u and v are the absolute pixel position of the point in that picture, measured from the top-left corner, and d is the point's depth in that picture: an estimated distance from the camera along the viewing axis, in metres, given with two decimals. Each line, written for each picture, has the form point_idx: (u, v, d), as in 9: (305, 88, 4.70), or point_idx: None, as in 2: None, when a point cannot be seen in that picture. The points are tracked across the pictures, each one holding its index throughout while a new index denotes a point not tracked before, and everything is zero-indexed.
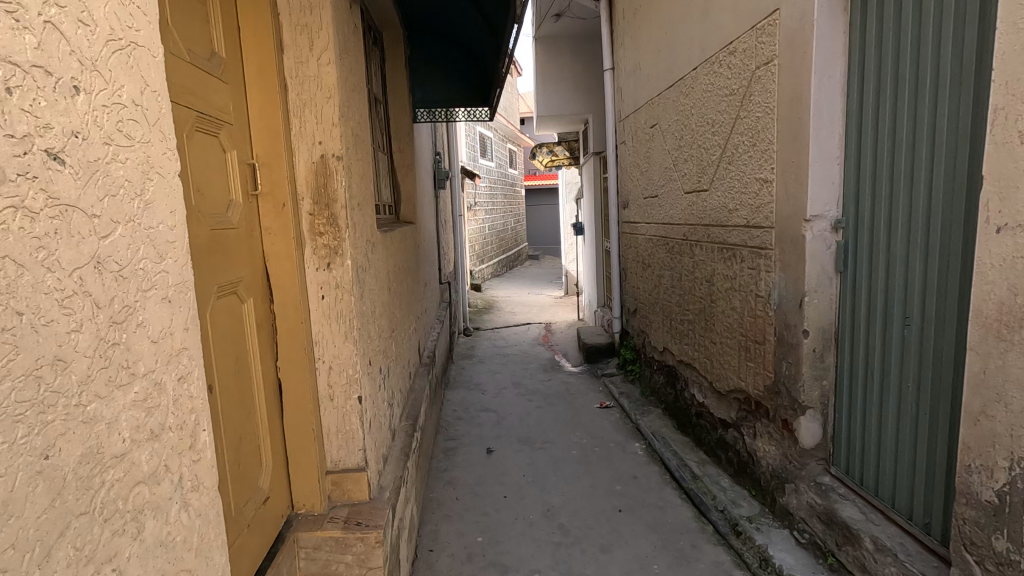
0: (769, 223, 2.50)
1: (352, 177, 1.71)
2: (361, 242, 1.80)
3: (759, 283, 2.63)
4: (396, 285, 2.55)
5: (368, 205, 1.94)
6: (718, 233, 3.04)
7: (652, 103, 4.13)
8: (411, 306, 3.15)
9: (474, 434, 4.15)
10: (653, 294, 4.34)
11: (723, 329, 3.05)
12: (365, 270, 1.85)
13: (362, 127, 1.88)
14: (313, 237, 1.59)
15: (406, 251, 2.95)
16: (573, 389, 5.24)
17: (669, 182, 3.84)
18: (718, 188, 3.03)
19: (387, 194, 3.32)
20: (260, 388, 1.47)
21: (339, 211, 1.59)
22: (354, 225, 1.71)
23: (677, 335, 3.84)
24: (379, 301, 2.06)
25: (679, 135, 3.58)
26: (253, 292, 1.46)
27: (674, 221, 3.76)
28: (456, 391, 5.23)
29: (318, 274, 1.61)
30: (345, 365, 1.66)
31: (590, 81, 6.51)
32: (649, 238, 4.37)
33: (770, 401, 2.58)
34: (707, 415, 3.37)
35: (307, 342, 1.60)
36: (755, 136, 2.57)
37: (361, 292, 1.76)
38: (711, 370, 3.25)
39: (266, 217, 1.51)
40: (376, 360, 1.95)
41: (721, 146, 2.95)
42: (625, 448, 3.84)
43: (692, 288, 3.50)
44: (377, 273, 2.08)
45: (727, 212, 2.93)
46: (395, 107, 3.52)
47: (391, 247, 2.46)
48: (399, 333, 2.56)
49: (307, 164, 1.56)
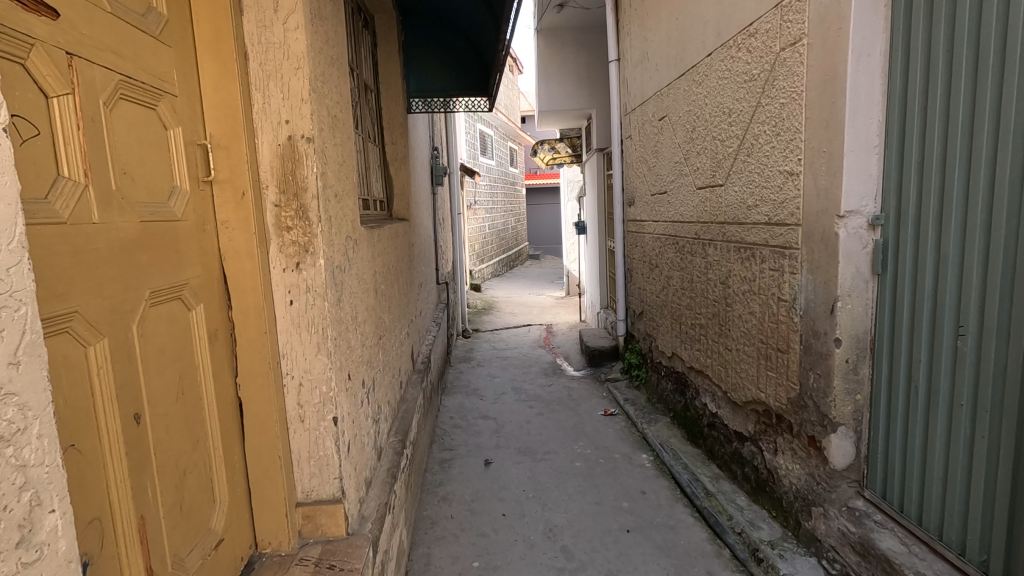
0: (795, 220, 2.27)
1: (328, 164, 1.48)
2: (340, 240, 1.58)
3: (782, 286, 2.41)
4: (385, 287, 2.33)
5: (349, 199, 1.72)
6: (735, 231, 2.82)
7: (660, 95, 3.91)
8: (403, 309, 2.92)
9: (471, 444, 3.92)
10: (661, 297, 4.11)
11: (740, 336, 2.83)
12: (345, 272, 1.62)
13: (342, 110, 1.66)
14: (280, 232, 1.37)
15: (396, 250, 2.73)
16: (575, 395, 5.01)
17: (679, 178, 3.62)
18: (735, 183, 2.80)
19: (378, 187, 3.10)
20: (214, 411, 1.24)
21: (310, 203, 1.36)
22: (331, 220, 1.48)
23: (687, 341, 3.61)
24: (362, 307, 1.84)
25: (691, 126, 3.36)
26: (205, 297, 1.23)
27: (685, 219, 3.53)
28: (453, 397, 4.99)
29: (286, 276, 1.39)
30: (318, 381, 1.43)
31: (593, 75, 6.30)
32: (657, 238, 4.14)
33: (794, 415, 2.35)
34: (721, 427, 3.15)
35: (273, 355, 1.38)
36: (778, 126, 2.35)
37: (338, 297, 1.53)
38: (726, 378, 3.03)
39: (222, 209, 1.29)
40: (357, 373, 1.72)
41: (738, 137, 2.72)
42: (632, 460, 3.62)
43: (705, 290, 3.27)
44: (360, 275, 1.85)
45: (745, 208, 2.71)
46: (388, 95, 3.30)
47: (378, 245, 2.23)
48: (388, 340, 2.34)
49: (272, 146, 1.34)
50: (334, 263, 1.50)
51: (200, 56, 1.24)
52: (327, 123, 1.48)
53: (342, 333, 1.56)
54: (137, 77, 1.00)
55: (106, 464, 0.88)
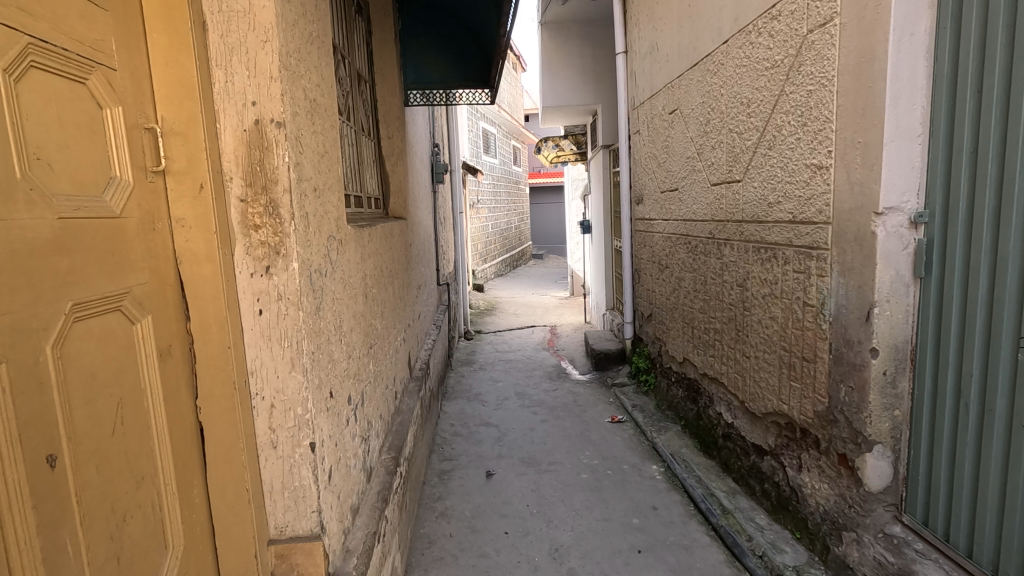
0: (823, 218, 2.08)
1: (305, 155, 1.30)
2: (320, 240, 1.39)
3: (808, 290, 2.21)
4: (377, 291, 2.15)
5: (332, 195, 1.54)
6: (754, 230, 2.63)
7: (671, 87, 3.72)
8: (399, 313, 2.74)
9: (472, 453, 3.73)
10: (671, 299, 3.92)
11: (760, 343, 2.63)
12: (327, 275, 1.44)
13: (323, 94, 1.48)
14: (246, 231, 1.19)
15: (391, 250, 2.55)
16: (581, 400, 4.83)
17: (692, 174, 3.43)
18: (754, 178, 2.61)
19: (373, 183, 2.93)
20: (166, 442, 1.06)
21: (281, 198, 1.18)
22: (308, 219, 1.30)
23: (700, 346, 3.42)
24: (347, 315, 1.65)
25: (705, 119, 3.17)
26: (154, 307, 1.05)
27: (699, 218, 3.34)
28: (454, 403, 4.81)
29: (254, 282, 1.20)
30: (292, 402, 1.25)
31: (599, 69, 6.11)
32: (667, 237, 3.95)
33: (822, 430, 2.16)
34: (737, 439, 2.96)
35: (240, 372, 1.20)
36: (806, 116, 2.16)
37: (318, 305, 1.35)
38: (743, 387, 2.84)
39: (177, 204, 1.10)
40: (341, 389, 1.54)
41: (759, 129, 2.53)
42: (641, 472, 3.44)
43: (720, 293, 3.08)
44: (346, 278, 1.67)
45: (766, 205, 2.52)
46: (384, 88, 3.13)
47: (369, 246, 2.05)
48: (380, 348, 2.16)
49: (236, 132, 1.15)
50: (313, 267, 1.32)
51: (147, 25, 1.06)
52: (304, 107, 1.30)
53: (323, 347, 1.38)
54: (55, 41, 0.83)
55: (1, 523, 0.71)
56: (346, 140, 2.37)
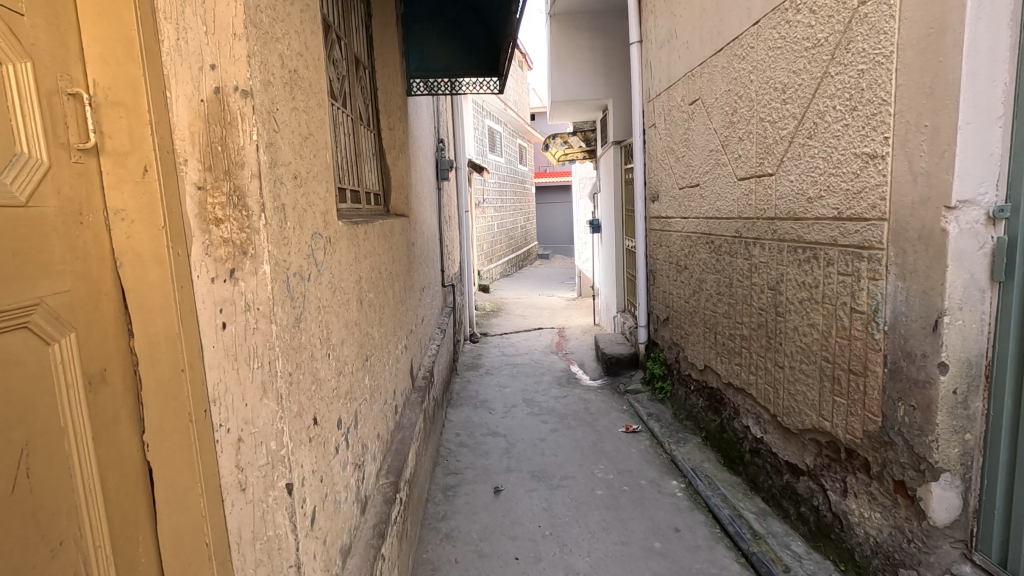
0: (878, 213, 1.84)
1: (281, 135, 1.08)
2: (302, 239, 1.17)
3: (857, 295, 1.97)
4: (374, 295, 1.93)
5: (318, 184, 1.31)
6: (790, 228, 2.40)
7: (691, 75, 3.49)
8: (400, 319, 2.52)
9: (478, 467, 3.51)
10: (691, 303, 3.68)
11: (796, 352, 2.39)
12: (311, 280, 1.22)
13: (305, 65, 1.25)
14: (205, 226, 0.96)
15: (391, 251, 2.33)
16: (592, 408, 4.59)
17: (715, 167, 3.19)
18: (790, 171, 2.38)
19: (372, 178, 2.71)
20: (97, 494, 0.84)
21: (247, 185, 0.96)
22: (286, 211, 1.08)
23: (724, 353, 3.18)
24: (337, 324, 1.43)
25: (730, 108, 2.94)
26: (85, 322, 0.83)
27: (723, 215, 3.11)
28: (459, 410, 4.58)
29: (215, 289, 0.97)
30: (264, 435, 1.03)
31: (610, 62, 5.87)
32: (686, 236, 3.71)
33: (874, 452, 1.93)
34: (768, 455, 2.72)
35: (199, 401, 0.97)
36: (857, 99, 1.92)
37: (298, 316, 1.13)
38: (775, 400, 2.60)
39: (115, 190, 0.87)
40: (329, 414, 1.32)
41: (797, 116, 2.29)
42: (661, 489, 3.21)
43: (747, 297, 2.84)
44: (336, 283, 1.45)
45: (805, 200, 2.28)
46: (384, 74, 2.91)
47: (365, 245, 1.84)
48: (377, 359, 1.93)
49: (190, 102, 0.93)
50: (292, 271, 1.10)
51: None
52: (279, 77, 1.08)
53: (305, 366, 1.16)
54: None
55: None
56: (341, 128, 2.15)
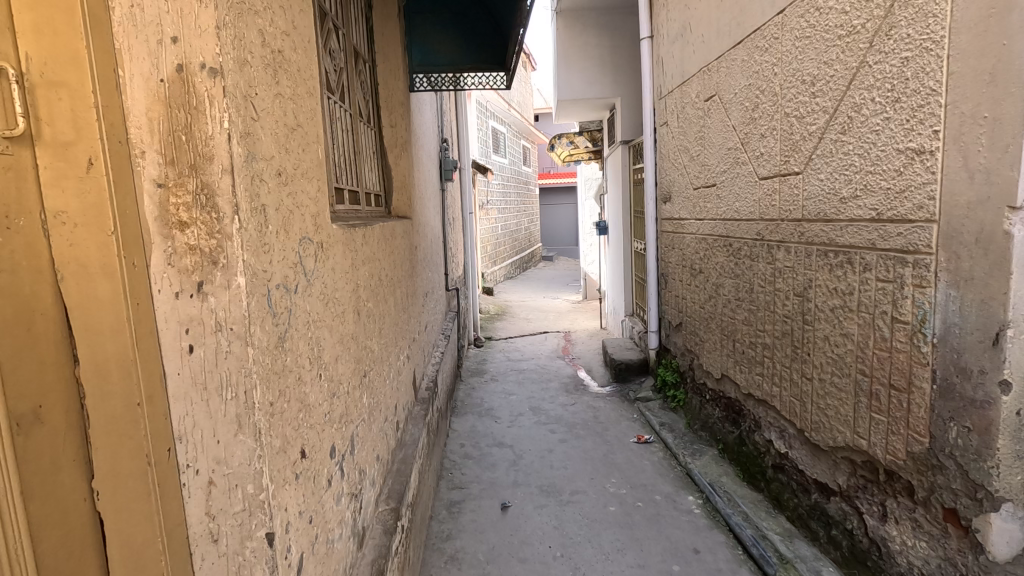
0: (926, 215, 1.68)
1: (262, 123, 0.93)
2: (287, 244, 1.02)
3: (900, 303, 1.81)
4: (373, 305, 1.78)
5: (308, 183, 1.16)
6: (819, 231, 2.24)
7: (707, 70, 3.33)
8: (402, 328, 2.37)
9: (485, 481, 3.34)
10: (707, 308, 3.52)
11: (826, 364, 2.23)
12: (297, 293, 1.06)
13: (293, 46, 1.10)
14: (167, 232, 0.80)
15: (392, 256, 2.17)
16: (602, 417, 4.43)
17: (734, 166, 3.03)
18: (819, 169, 2.22)
19: (373, 177, 2.56)
20: (27, 562, 0.68)
21: (218, 181, 0.81)
22: (267, 212, 0.93)
23: (744, 362, 3.02)
24: (330, 339, 1.27)
25: (751, 103, 2.78)
26: (12, 350, 0.67)
27: (743, 217, 2.94)
28: (463, 419, 4.42)
29: (180, 306, 0.82)
30: (240, 478, 0.87)
31: (618, 59, 5.71)
32: (702, 238, 3.55)
33: (920, 476, 1.76)
34: (793, 472, 2.56)
35: (161, 440, 0.81)
36: (900, 90, 1.76)
37: (282, 335, 0.97)
38: (802, 413, 2.43)
39: (54, 188, 0.72)
40: (320, 443, 1.16)
41: (828, 110, 2.13)
42: (677, 505, 3.04)
43: (770, 303, 2.68)
44: (329, 294, 1.28)
45: (837, 200, 2.12)
46: (385, 69, 2.76)
47: (364, 250, 1.68)
48: (376, 374, 1.77)
49: (148, 83, 0.77)
50: (273, 283, 0.94)
51: None
52: (262, 57, 0.93)
53: (289, 391, 1.00)
54: None
55: None
56: (337, 124, 2.00)
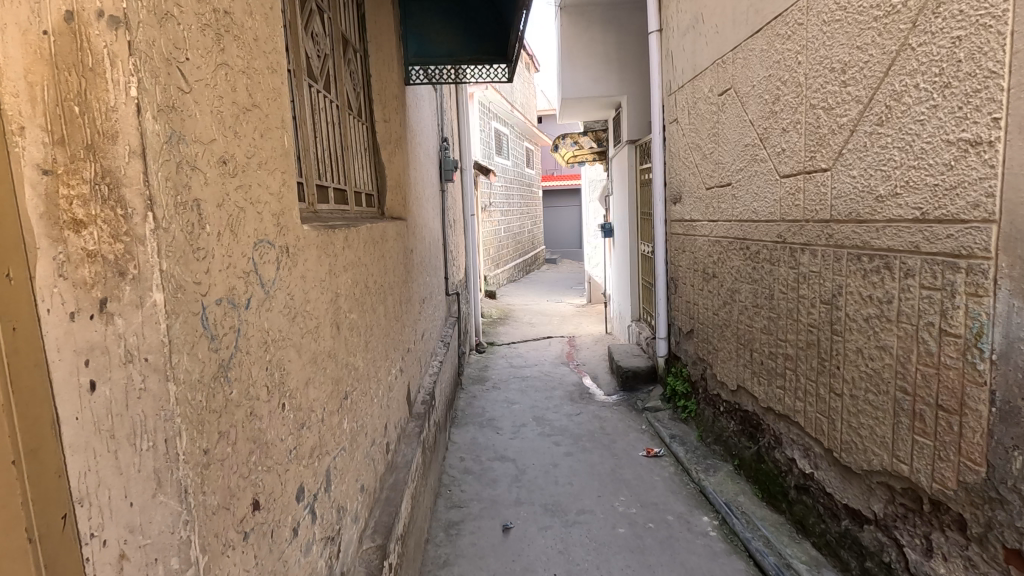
0: (983, 215, 1.49)
1: (196, 97, 0.74)
2: (232, 248, 0.82)
3: (950, 314, 1.61)
4: (358, 316, 1.59)
5: (267, 176, 0.97)
6: (850, 232, 2.04)
7: (721, 63, 3.14)
8: (394, 338, 2.18)
9: (485, 499, 3.14)
10: (721, 315, 3.31)
11: (859, 380, 2.03)
12: (249, 309, 0.87)
13: (247, 10, 0.92)
14: (58, 233, 0.61)
15: (382, 260, 1.98)
16: (609, 428, 4.22)
17: (751, 164, 2.83)
18: (851, 164, 2.02)
19: (364, 175, 2.37)
20: None
21: (123, 166, 0.62)
22: (203, 207, 0.74)
23: (763, 373, 2.81)
24: (296, 361, 1.08)
25: (771, 95, 2.58)
26: None
27: (762, 218, 2.74)
28: (464, 430, 4.22)
29: (77, 329, 0.62)
30: (161, 550, 0.67)
31: (624, 55, 5.51)
32: (715, 241, 3.35)
33: (974, 509, 1.57)
34: (820, 495, 2.35)
35: (49, 504, 0.61)
36: (950, 73, 1.57)
37: (224, 364, 0.78)
38: (830, 432, 2.23)
39: None
40: (282, 489, 0.97)
41: (862, 100, 1.94)
42: (691, 527, 2.84)
43: (793, 311, 2.48)
44: (296, 307, 1.09)
45: (871, 199, 1.92)
46: (377, 59, 2.57)
47: (347, 255, 1.49)
48: (361, 395, 1.58)
49: (26, 36, 0.59)
50: (210, 298, 0.75)
51: None
52: (197, 14, 0.75)
53: (234, 432, 0.80)
54: None
55: None
56: (320, 116, 1.81)
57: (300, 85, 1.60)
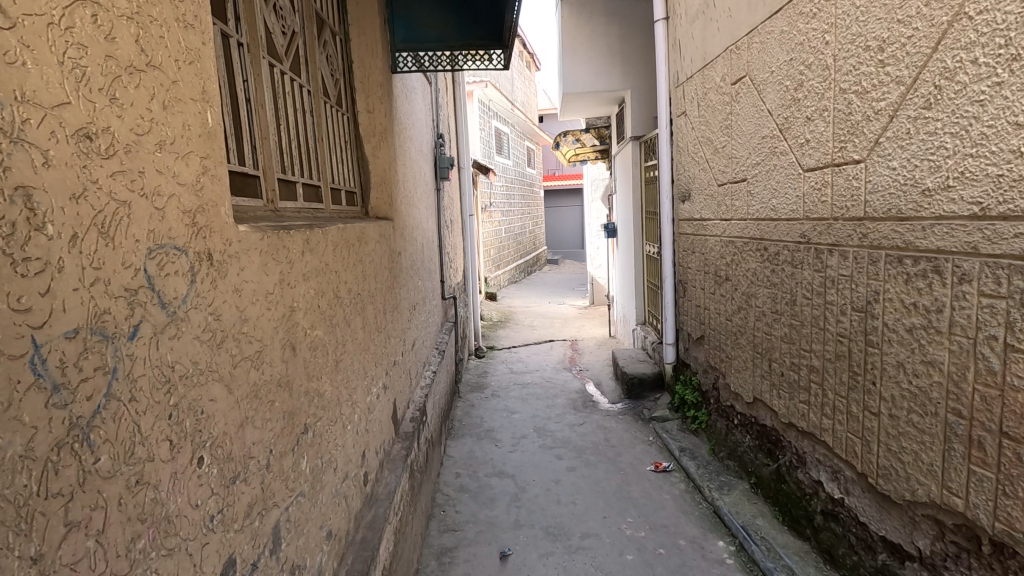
0: None
1: (27, 43, 0.52)
2: (105, 257, 0.59)
3: (1018, 326, 1.39)
4: (324, 332, 1.35)
5: (177, 163, 0.74)
6: (889, 231, 1.81)
7: (735, 49, 2.90)
8: (375, 353, 1.95)
9: (482, 522, 2.91)
10: (735, 322, 3.07)
11: (900, 399, 1.79)
12: (137, 341, 0.64)
13: None
14: None
15: (359, 266, 1.75)
16: (614, 439, 3.99)
17: (769, 157, 2.60)
18: (888, 154, 1.79)
19: (344, 169, 2.15)
20: None
21: None
22: (37, 199, 0.51)
23: (783, 386, 2.58)
24: (224, 400, 0.84)
25: (792, 82, 2.35)
26: None
27: (782, 216, 2.51)
28: (461, 443, 3.98)
29: None
30: None
31: (627, 48, 5.28)
32: (729, 241, 3.12)
33: None
34: (851, 523, 2.11)
35: None
36: (1020, 44, 1.34)
37: (84, 422, 0.55)
38: (864, 455, 1.99)
39: None
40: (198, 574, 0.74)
41: (904, 81, 1.71)
42: (706, 553, 2.60)
43: (819, 319, 2.24)
44: (225, 329, 0.86)
45: (916, 193, 1.69)
46: (360, 43, 2.35)
47: (309, 262, 1.26)
48: (327, 424, 1.35)
49: None
50: (54, 332, 0.52)
51: None
52: None
53: (102, 517, 0.57)
54: None
55: None
56: (286, 100, 1.59)
57: (257, 62, 1.37)
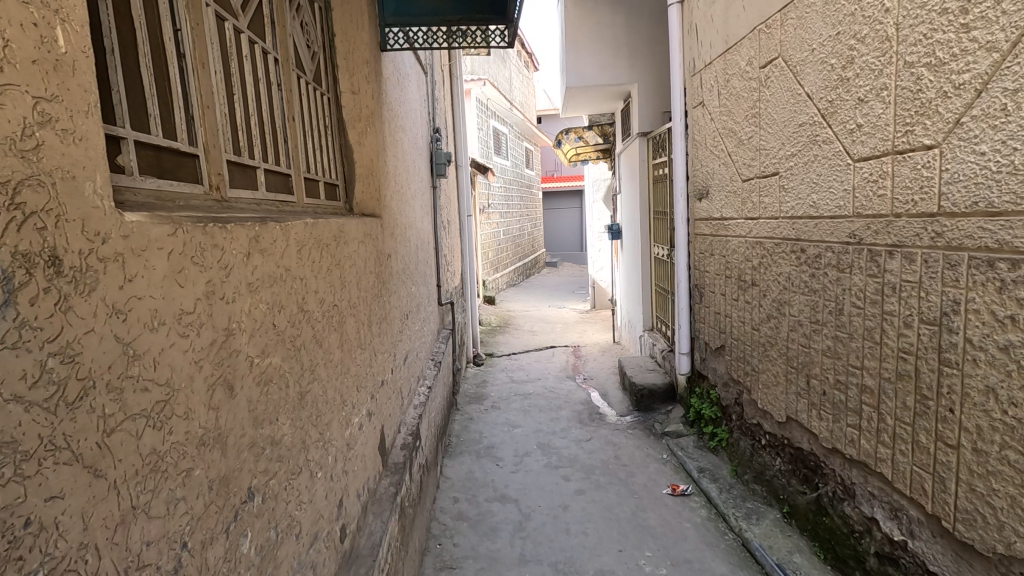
0: None
1: None
2: None
3: None
4: (281, 357, 1.03)
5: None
6: (976, 228, 1.50)
7: (765, 29, 2.60)
8: (357, 375, 1.63)
9: (483, 557, 2.60)
10: (765, 332, 2.76)
11: (990, 431, 1.49)
12: None
13: None
14: None
15: (337, 271, 1.44)
16: (625, 458, 3.67)
17: (808, 147, 2.29)
18: (973, 136, 1.49)
19: (322, 157, 1.83)
20: None
21: None
22: None
23: (822, 406, 2.28)
24: (83, 491, 0.57)
25: (840, 58, 2.04)
26: None
27: (826, 214, 2.20)
28: (459, 462, 3.65)
29: None
30: None
31: (634, 40, 4.97)
32: (755, 242, 2.81)
33: None
34: (916, 571, 1.80)
35: None
36: None
37: None
38: (937, 494, 1.68)
39: None
40: None
41: (999, 48, 1.41)
42: None
43: (875, 332, 1.93)
44: (89, 376, 0.58)
45: (1014, 182, 1.39)
46: (341, 12, 2.04)
47: (258, 266, 0.94)
48: (285, 479, 1.03)
49: None
50: None
51: None
52: None
53: None
54: None
55: None
56: (243, 64, 1.27)
57: (198, 8, 1.06)
